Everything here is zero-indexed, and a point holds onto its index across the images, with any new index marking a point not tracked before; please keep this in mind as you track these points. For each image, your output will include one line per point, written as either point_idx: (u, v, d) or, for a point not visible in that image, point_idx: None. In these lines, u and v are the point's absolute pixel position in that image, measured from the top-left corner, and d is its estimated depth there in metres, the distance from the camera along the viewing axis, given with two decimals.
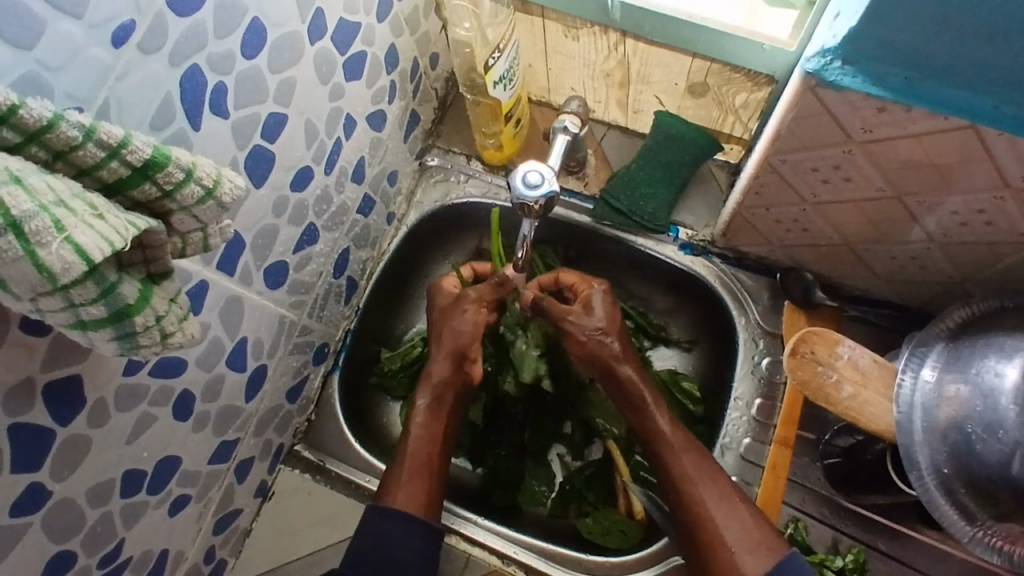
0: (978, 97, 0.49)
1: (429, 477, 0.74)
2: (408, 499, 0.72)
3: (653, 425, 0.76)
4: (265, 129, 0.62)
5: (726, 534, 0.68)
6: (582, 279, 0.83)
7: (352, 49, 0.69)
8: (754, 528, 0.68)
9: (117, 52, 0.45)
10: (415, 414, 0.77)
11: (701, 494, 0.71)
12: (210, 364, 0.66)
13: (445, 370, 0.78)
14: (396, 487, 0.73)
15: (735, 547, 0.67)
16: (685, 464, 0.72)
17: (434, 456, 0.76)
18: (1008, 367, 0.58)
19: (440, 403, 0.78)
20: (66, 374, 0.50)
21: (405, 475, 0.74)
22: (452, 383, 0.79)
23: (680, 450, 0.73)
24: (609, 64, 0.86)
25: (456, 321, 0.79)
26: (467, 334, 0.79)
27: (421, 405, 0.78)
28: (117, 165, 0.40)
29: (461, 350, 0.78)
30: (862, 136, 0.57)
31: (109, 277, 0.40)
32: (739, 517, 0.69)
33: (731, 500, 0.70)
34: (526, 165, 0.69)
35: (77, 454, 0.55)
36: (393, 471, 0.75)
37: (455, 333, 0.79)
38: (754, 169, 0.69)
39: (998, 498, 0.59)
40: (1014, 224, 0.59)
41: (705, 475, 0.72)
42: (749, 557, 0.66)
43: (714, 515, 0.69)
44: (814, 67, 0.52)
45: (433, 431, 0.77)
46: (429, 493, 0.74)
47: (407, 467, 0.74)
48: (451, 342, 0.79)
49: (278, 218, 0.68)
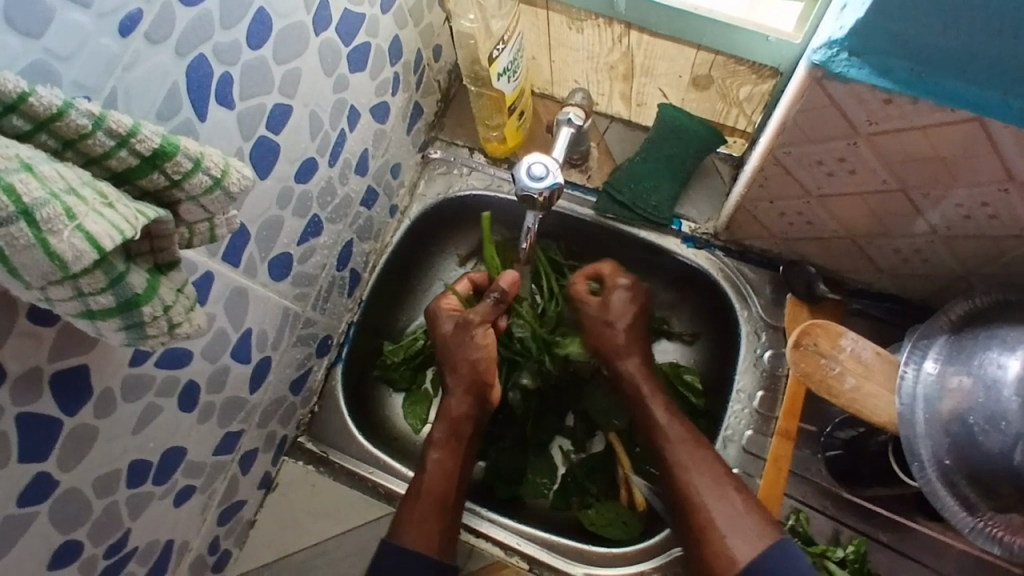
0: (984, 89, 0.49)
1: (441, 514, 0.75)
2: (420, 537, 0.72)
3: (652, 420, 0.78)
4: (271, 121, 0.62)
5: (717, 518, 0.69)
6: (615, 271, 0.86)
7: (357, 41, 0.69)
8: (746, 512, 0.68)
9: (125, 41, 0.45)
10: (432, 449, 0.79)
11: (694, 479, 0.71)
12: (215, 355, 0.66)
13: (462, 405, 0.81)
14: (407, 525, 0.73)
15: (725, 530, 0.68)
16: (682, 454, 0.73)
17: (447, 492, 0.76)
18: (1011, 358, 0.58)
19: (455, 438, 0.80)
20: (74, 364, 0.50)
21: (417, 512, 0.74)
22: (468, 417, 0.81)
23: (676, 440, 0.75)
24: (613, 56, 0.86)
25: (470, 350, 0.82)
26: (481, 361, 0.82)
27: (436, 440, 0.80)
28: (126, 154, 0.40)
29: (478, 382, 0.81)
30: (868, 128, 0.57)
31: (118, 266, 0.40)
32: (731, 502, 0.69)
33: (723, 485, 0.71)
34: (530, 157, 0.69)
35: (84, 444, 0.55)
36: (404, 508, 0.75)
37: (470, 363, 0.81)
38: (759, 161, 0.69)
39: (1000, 489, 0.59)
40: (1018, 217, 0.60)
41: (701, 463, 0.72)
42: (739, 541, 0.67)
43: (705, 500, 0.70)
44: (820, 59, 0.52)
45: (447, 466, 0.78)
46: (443, 528, 0.74)
47: (419, 504, 0.75)
48: (466, 376, 0.81)
49: (283, 210, 0.68)
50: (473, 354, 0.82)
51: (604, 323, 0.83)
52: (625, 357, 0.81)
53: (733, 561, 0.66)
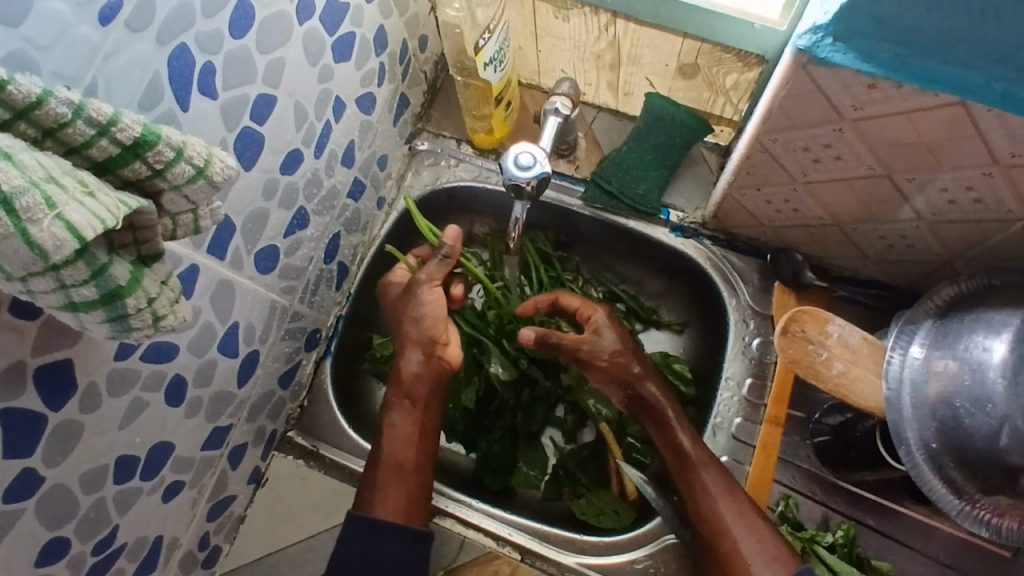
0: (968, 73, 0.49)
1: (405, 480, 0.75)
2: (385, 505, 0.74)
3: (675, 440, 0.77)
4: (255, 111, 0.61)
5: (743, 546, 0.71)
6: (585, 304, 0.82)
7: (341, 31, 0.69)
8: (769, 540, 0.71)
9: (105, 29, 0.45)
10: (390, 416, 0.78)
11: (719, 507, 0.73)
12: (203, 348, 0.66)
13: (413, 363, 0.78)
14: (373, 495, 0.75)
15: (751, 560, 0.70)
16: (708, 482, 0.74)
17: (408, 458, 0.76)
18: (996, 342, 0.59)
19: (411, 401, 0.78)
20: (57, 359, 0.50)
21: (380, 480, 0.75)
22: (422, 376, 0.78)
23: (701, 465, 0.75)
24: (599, 46, 0.86)
25: (415, 309, 0.78)
26: (429, 319, 0.78)
27: (394, 404, 0.79)
28: (107, 143, 0.39)
29: (426, 339, 0.78)
30: (853, 113, 0.57)
31: (100, 258, 0.39)
32: (755, 528, 0.71)
33: (746, 512, 0.72)
34: (518, 146, 0.69)
35: (69, 440, 0.54)
36: (369, 476, 0.76)
37: (414, 320, 0.78)
38: (746, 149, 0.69)
39: (986, 471, 0.60)
40: (1002, 201, 0.60)
41: (724, 491, 0.73)
42: (764, 570, 0.69)
43: (733, 529, 0.71)
44: (805, 44, 0.52)
45: (407, 434, 0.77)
46: (408, 497, 0.75)
47: (381, 471, 0.76)
48: (413, 335, 0.78)
49: (269, 202, 0.68)
50: (420, 312, 0.78)
51: (613, 355, 0.79)
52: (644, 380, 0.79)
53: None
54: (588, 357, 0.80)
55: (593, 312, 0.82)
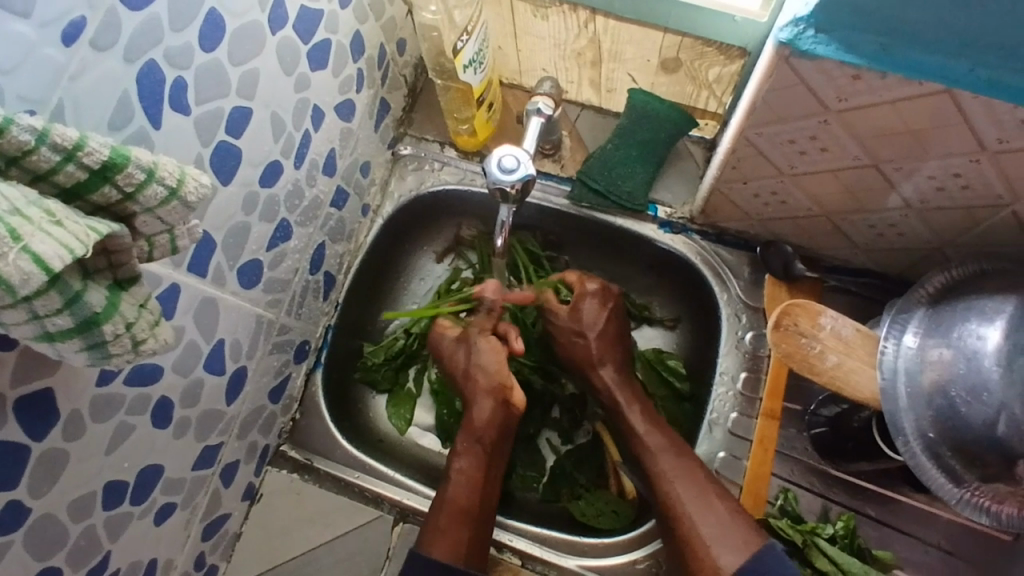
0: (953, 60, 0.49)
1: (464, 522, 0.74)
2: (444, 547, 0.72)
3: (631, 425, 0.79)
4: (230, 124, 0.59)
5: (700, 526, 0.69)
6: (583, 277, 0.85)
7: (316, 38, 0.67)
8: (731, 523, 0.69)
9: (69, 50, 0.43)
10: (455, 460, 0.78)
11: (676, 488, 0.72)
12: (187, 368, 0.64)
13: (485, 411, 0.80)
14: (432, 537, 0.73)
15: (710, 541, 0.68)
16: (667, 464, 0.74)
17: (473, 501, 0.75)
18: (990, 329, 0.58)
19: (479, 448, 0.79)
20: (37, 388, 0.48)
21: (442, 522, 0.73)
22: (491, 424, 0.79)
23: (661, 450, 0.76)
24: (579, 43, 0.85)
25: (490, 358, 0.81)
26: (494, 365, 0.81)
27: (460, 450, 0.79)
28: (73, 169, 0.38)
29: (497, 387, 0.80)
30: (837, 105, 0.57)
31: (74, 285, 0.38)
32: (714, 509, 0.70)
33: (703, 493, 0.71)
34: (501, 149, 0.68)
35: (54, 469, 0.53)
36: (432, 519, 0.74)
37: (483, 370, 0.81)
38: (730, 143, 0.69)
39: (983, 459, 0.59)
40: (990, 187, 0.60)
41: (682, 474, 0.73)
42: (724, 550, 0.67)
43: (689, 510, 0.71)
44: (787, 37, 0.51)
45: (473, 477, 0.77)
46: (469, 540, 0.73)
47: (443, 514, 0.74)
48: (484, 383, 0.81)
49: (249, 215, 0.66)
50: (481, 361, 0.81)
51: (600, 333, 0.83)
52: (624, 388, 0.82)
53: (718, 569, 0.66)
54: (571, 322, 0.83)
55: (582, 286, 0.84)
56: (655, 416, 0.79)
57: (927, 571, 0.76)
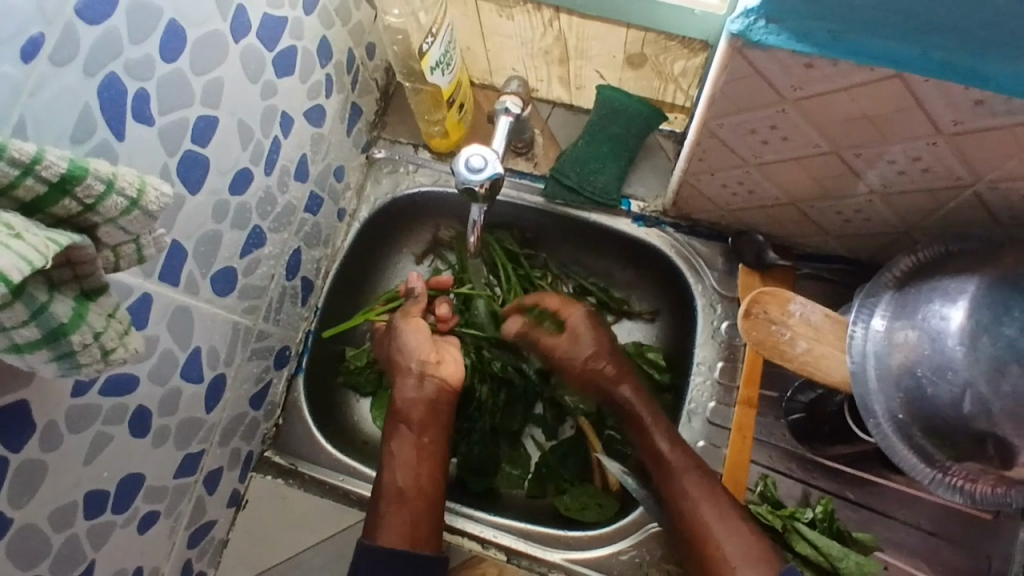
0: (901, 46, 0.49)
1: (402, 506, 0.74)
2: (385, 533, 0.73)
3: (655, 447, 0.77)
4: (196, 133, 0.60)
5: (726, 548, 0.70)
6: (564, 305, 0.86)
7: (281, 45, 0.68)
8: (753, 541, 0.70)
9: (27, 66, 0.44)
10: (390, 444, 0.79)
11: (700, 509, 0.72)
12: (164, 376, 0.65)
13: (410, 389, 0.81)
14: (374, 525, 0.74)
15: (735, 562, 0.69)
16: (688, 484, 0.74)
17: (410, 482, 0.76)
18: (953, 309, 0.59)
19: (411, 426, 0.79)
20: (10, 401, 0.49)
21: (382, 509, 0.74)
22: (416, 402, 0.80)
23: (680, 470, 0.75)
24: (546, 41, 0.86)
25: (405, 341, 0.83)
26: (417, 345, 0.82)
27: (392, 435, 0.80)
28: (33, 183, 0.38)
29: (418, 366, 0.81)
30: (793, 94, 0.57)
31: (39, 298, 0.39)
32: (737, 530, 0.70)
33: (727, 513, 0.72)
34: (469, 148, 0.69)
35: (32, 480, 0.53)
36: (374, 509, 0.76)
37: (404, 351, 0.82)
38: (695, 136, 0.70)
39: (952, 437, 0.60)
40: (949, 169, 0.61)
41: (705, 495, 0.73)
42: (748, 571, 0.68)
43: (714, 531, 0.71)
44: (739, 28, 0.52)
45: (409, 457, 0.78)
46: (413, 521, 0.74)
47: (382, 501, 0.75)
48: (404, 365, 0.82)
49: (220, 223, 0.67)
50: (404, 343, 0.83)
51: (587, 360, 0.83)
52: (635, 407, 0.81)
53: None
54: (562, 357, 0.84)
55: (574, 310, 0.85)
56: (673, 433, 0.78)
57: (908, 551, 0.77)
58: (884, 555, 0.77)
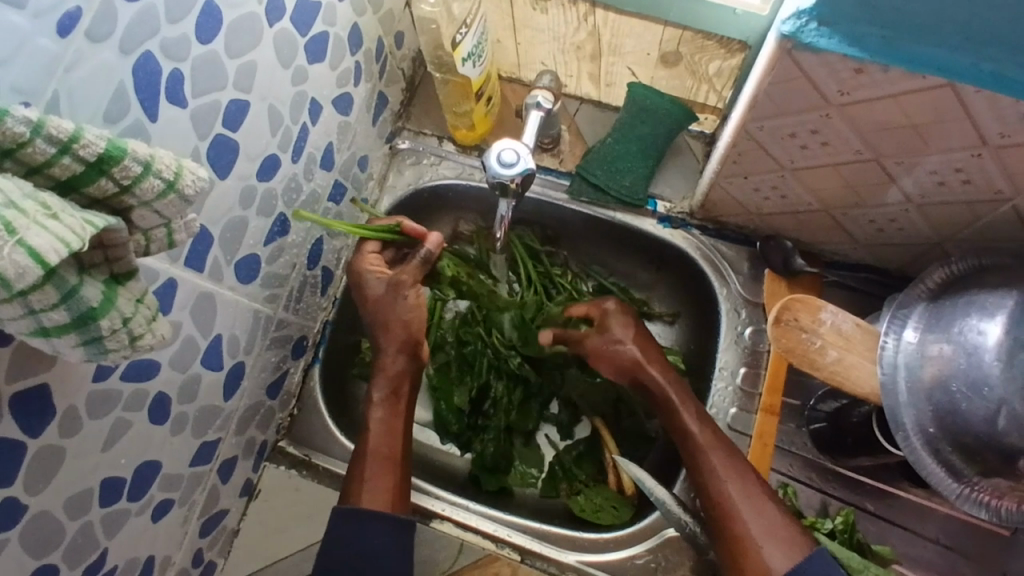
0: (955, 54, 0.48)
1: (392, 471, 0.75)
2: (372, 495, 0.73)
3: (684, 425, 0.76)
4: (227, 117, 0.59)
5: (750, 526, 0.69)
6: (593, 305, 0.84)
7: (314, 30, 0.66)
8: (779, 523, 0.69)
9: (65, 41, 0.42)
10: (374, 408, 0.78)
11: (727, 488, 0.71)
12: (184, 364, 0.64)
13: (399, 361, 0.79)
14: (358, 485, 0.74)
15: (760, 541, 0.68)
16: (715, 462, 0.73)
17: (394, 449, 0.76)
18: (991, 324, 0.58)
19: (395, 394, 0.79)
20: (33, 384, 0.48)
21: (367, 472, 0.74)
22: (407, 373, 0.80)
23: (709, 448, 0.74)
24: (579, 36, 0.86)
25: (401, 308, 0.79)
26: (416, 320, 0.79)
27: (377, 400, 0.78)
28: (70, 162, 0.37)
29: (411, 340, 0.79)
30: (839, 99, 0.56)
31: (70, 280, 0.38)
32: (765, 510, 0.70)
33: (755, 493, 0.71)
34: (501, 143, 0.68)
35: (51, 465, 0.52)
36: (355, 469, 0.75)
37: (403, 322, 0.79)
38: (731, 138, 0.68)
39: (982, 454, 0.59)
40: (991, 181, 0.59)
41: (733, 474, 0.72)
42: (774, 551, 0.67)
43: (740, 509, 0.70)
44: (790, 29, 0.51)
45: (392, 424, 0.78)
46: (396, 487, 0.75)
47: (368, 463, 0.75)
48: (399, 333, 0.79)
49: (247, 209, 0.66)
50: (404, 314, 0.79)
51: (623, 344, 0.81)
52: (663, 384, 0.79)
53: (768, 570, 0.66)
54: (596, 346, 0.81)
55: (601, 308, 0.83)
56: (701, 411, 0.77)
57: (926, 565, 0.76)
58: (902, 567, 0.76)
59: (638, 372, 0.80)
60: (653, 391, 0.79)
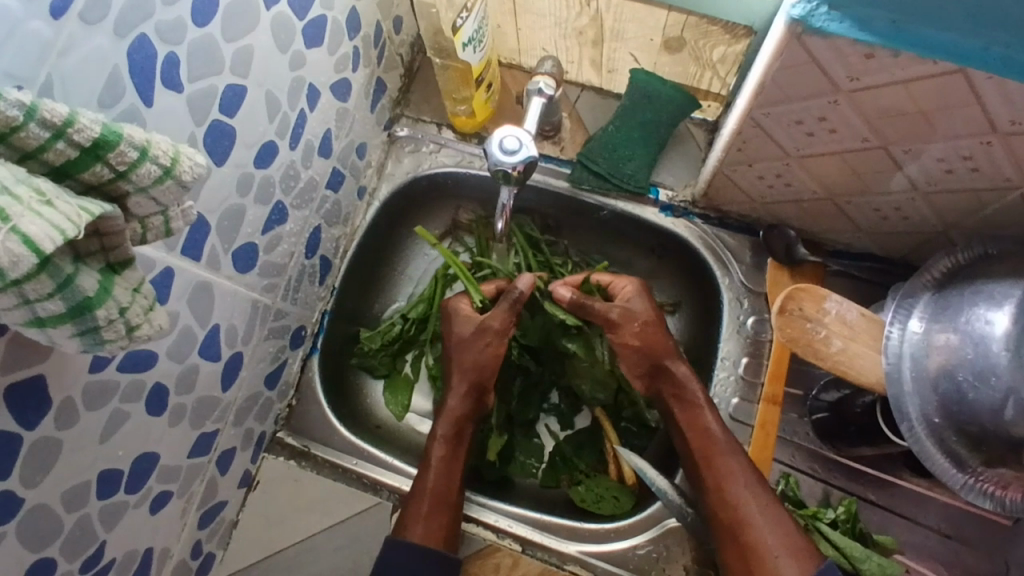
0: (966, 39, 0.47)
1: (446, 510, 0.75)
2: (429, 535, 0.73)
3: (704, 426, 0.75)
4: (223, 103, 0.58)
5: (766, 536, 0.68)
6: (618, 277, 0.84)
7: (311, 14, 0.65)
8: (795, 533, 0.68)
9: (58, 24, 0.41)
10: (436, 446, 0.78)
11: (743, 496, 0.70)
12: (181, 354, 0.63)
13: (463, 403, 0.80)
14: (414, 523, 0.73)
15: (776, 551, 0.67)
16: (735, 467, 0.72)
17: (451, 488, 0.76)
18: (998, 313, 0.57)
19: (457, 436, 0.79)
20: (29, 376, 0.47)
21: (424, 509, 0.74)
22: (470, 416, 0.80)
23: (728, 452, 0.73)
24: (581, 21, 0.90)
25: (478, 355, 0.80)
26: (488, 367, 0.80)
27: (438, 438, 0.78)
28: (63, 147, 0.36)
29: (478, 385, 0.80)
30: (848, 84, 0.55)
31: (65, 269, 0.36)
32: (780, 521, 0.69)
33: (768, 502, 0.70)
34: (502, 130, 0.67)
35: (47, 458, 0.51)
36: (410, 505, 0.75)
37: (475, 364, 0.80)
38: (736, 124, 0.67)
39: (988, 444, 0.59)
40: (999, 169, 0.59)
41: (750, 482, 0.71)
42: (788, 562, 0.66)
43: (757, 518, 0.69)
44: (799, 13, 0.50)
45: (452, 465, 0.77)
46: (448, 525, 0.75)
47: (425, 502, 0.74)
48: (470, 376, 0.80)
49: (244, 197, 0.65)
50: (482, 358, 0.80)
51: (645, 324, 0.79)
52: (686, 379, 0.78)
53: None
54: (620, 319, 0.79)
55: (625, 285, 0.82)
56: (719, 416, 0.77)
57: (927, 555, 0.76)
58: (903, 557, 0.76)
59: (663, 365, 0.79)
60: (673, 388, 0.78)
